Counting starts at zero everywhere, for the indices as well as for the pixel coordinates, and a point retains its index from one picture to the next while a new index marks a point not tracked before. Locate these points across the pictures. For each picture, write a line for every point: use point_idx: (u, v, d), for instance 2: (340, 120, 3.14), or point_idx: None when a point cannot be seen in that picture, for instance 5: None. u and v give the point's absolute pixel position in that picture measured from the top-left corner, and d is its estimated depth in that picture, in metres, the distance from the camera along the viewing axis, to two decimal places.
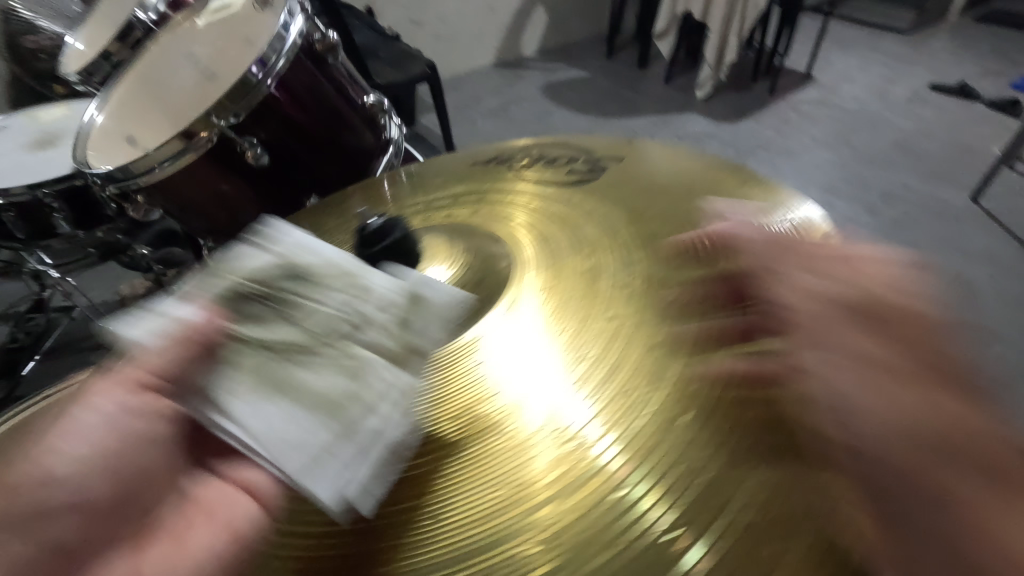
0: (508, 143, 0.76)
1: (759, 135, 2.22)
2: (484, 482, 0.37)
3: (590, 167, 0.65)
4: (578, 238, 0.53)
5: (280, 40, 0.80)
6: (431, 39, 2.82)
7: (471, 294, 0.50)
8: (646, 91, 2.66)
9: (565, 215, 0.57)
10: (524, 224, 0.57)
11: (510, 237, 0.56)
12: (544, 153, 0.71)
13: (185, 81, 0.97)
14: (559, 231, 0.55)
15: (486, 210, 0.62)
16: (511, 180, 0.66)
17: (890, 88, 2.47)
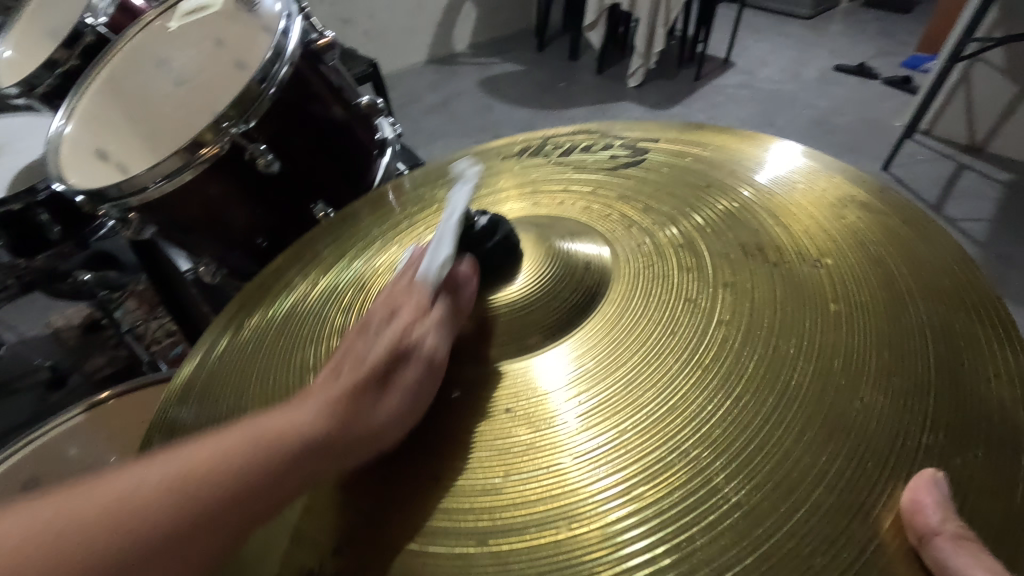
0: (533, 134, 0.75)
1: (691, 119, 2.28)
2: (670, 428, 0.38)
3: (632, 151, 0.66)
4: (657, 217, 0.55)
5: (280, 48, 0.78)
6: (358, 36, 2.73)
7: (547, 290, 0.50)
8: (579, 81, 2.67)
9: (631, 199, 0.58)
10: (596, 215, 0.58)
11: (582, 232, 0.55)
12: (573, 143, 0.71)
13: (173, 93, 0.89)
14: (635, 214, 0.56)
15: (546, 207, 0.61)
16: (550, 174, 0.66)
17: (804, 69, 2.59)
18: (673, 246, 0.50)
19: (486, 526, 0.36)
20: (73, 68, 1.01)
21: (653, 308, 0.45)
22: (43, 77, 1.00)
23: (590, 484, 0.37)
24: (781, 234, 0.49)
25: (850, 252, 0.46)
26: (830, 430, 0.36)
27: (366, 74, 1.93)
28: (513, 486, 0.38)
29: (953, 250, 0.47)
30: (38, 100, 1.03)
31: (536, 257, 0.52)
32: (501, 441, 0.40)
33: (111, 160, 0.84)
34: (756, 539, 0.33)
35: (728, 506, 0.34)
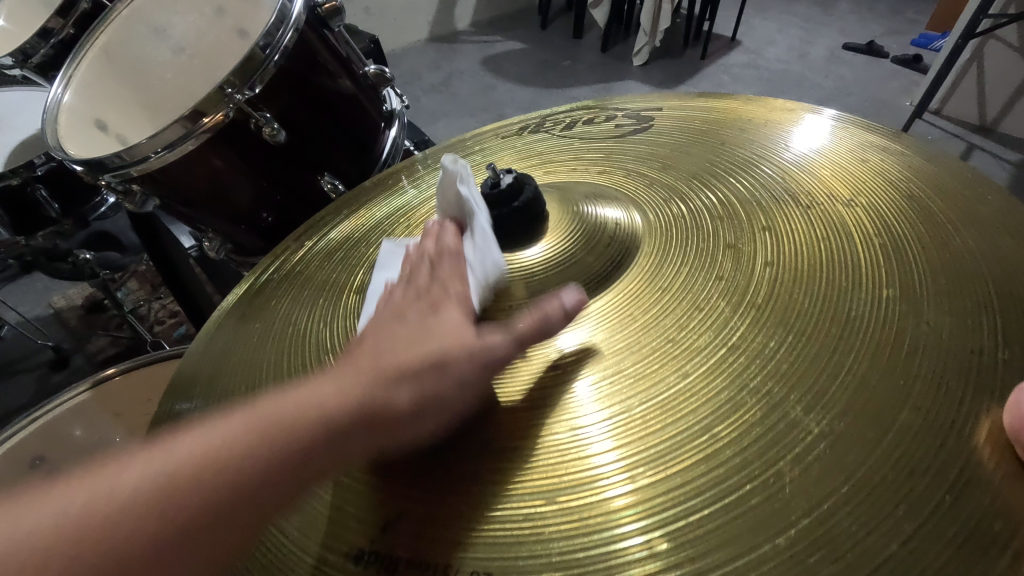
0: (531, 114, 0.73)
1: (697, 97, 2.24)
2: (731, 367, 0.37)
3: (636, 120, 0.64)
4: (676, 175, 0.54)
5: (286, 14, 0.74)
6: (359, 13, 2.68)
7: (577, 260, 0.48)
8: (582, 59, 2.62)
9: (647, 164, 0.56)
10: (617, 181, 0.56)
11: (601, 200, 0.52)
12: (574, 117, 0.69)
13: (174, 62, 0.86)
14: (652, 175, 0.55)
15: (564, 173, 0.60)
16: (562, 146, 0.64)
17: (812, 47, 2.53)
18: (699, 199, 0.50)
19: (552, 483, 0.35)
20: (68, 38, 0.99)
21: (686, 254, 0.45)
22: (38, 46, 0.97)
23: (658, 429, 0.35)
24: (808, 183, 0.48)
25: (876, 195, 0.46)
26: (899, 359, 0.35)
27: (367, 51, 1.88)
28: (574, 443, 0.36)
29: (979, 187, 0.47)
30: (33, 71, 1.01)
31: (560, 218, 0.50)
32: (551, 397, 0.39)
33: (111, 131, 0.81)
34: (851, 459, 0.32)
35: (811, 437, 0.33)
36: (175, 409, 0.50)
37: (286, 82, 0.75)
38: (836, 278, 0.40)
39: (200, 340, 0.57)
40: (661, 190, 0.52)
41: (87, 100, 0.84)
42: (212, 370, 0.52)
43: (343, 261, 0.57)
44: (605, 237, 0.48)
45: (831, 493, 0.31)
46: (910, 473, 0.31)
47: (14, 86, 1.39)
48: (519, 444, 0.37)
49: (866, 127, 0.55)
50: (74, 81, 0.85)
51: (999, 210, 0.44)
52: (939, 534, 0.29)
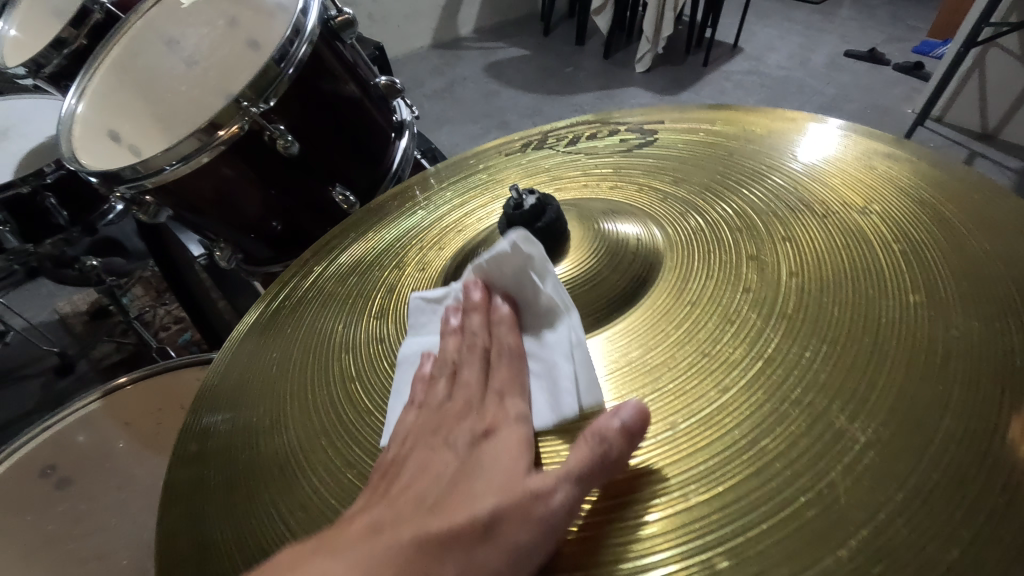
0: (532, 130, 0.73)
1: (701, 104, 2.24)
2: (767, 380, 0.37)
3: (640, 133, 0.65)
4: (688, 188, 0.54)
5: (300, 27, 0.75)
6: (363, 20, 2.69)
7: (602, 282, 0.48)
8: (585, 66, 2.63)
9: (656, 175, 0.57)
10: (626, 194, 0.57)
11: (615, 218, 0.53)
12: (575, 132, 0.70)
13: (186, 73, 0.87)
14: (665, 189, 0.55)
15: (572, 193, 0.60)
16: (570, 163, 0.64)
17: (814, 54, 2.54)
18: (719, 212, 0.50)
19: (600, 506, 0.34)
20: (80, 48, 0.99)
21: (711, 266, 0.45)
22: (51, 56, 0.98)
23: (701, 445, 0.35)
24: (830, 191, 0.48)
25: (897, 200, 0.46)
26: (937, 363, 0.34)
27: (373, 58, 1.89)
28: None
29: (999, 188, 0.47)
30: (45, 81, 1.01)
31: (582, 237, 0.51)
32: (586, 419, 0.38)
33: (123, 141, 0.82)
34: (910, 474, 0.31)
35: (856, 449, 0.32)
36: (207, 420, 0.52)
37: (301, 94, 0.76)
38: (865, 286, 0.40)
39: (225, 352, 0.58)
40: (675, 205, 0.53)
41: (100, 111, 0.85)
42: (243, 381, 0.53)
43: (363, 282, 0.58)
44: (628, 256, 0.49)
45: (889, 505, 0.30)
46: (973, 481, 0.30)
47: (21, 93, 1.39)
48: (559, 469, 0.37)
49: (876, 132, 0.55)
50: (88, 93, 0.87)
51: (1020, 209, 0.44)
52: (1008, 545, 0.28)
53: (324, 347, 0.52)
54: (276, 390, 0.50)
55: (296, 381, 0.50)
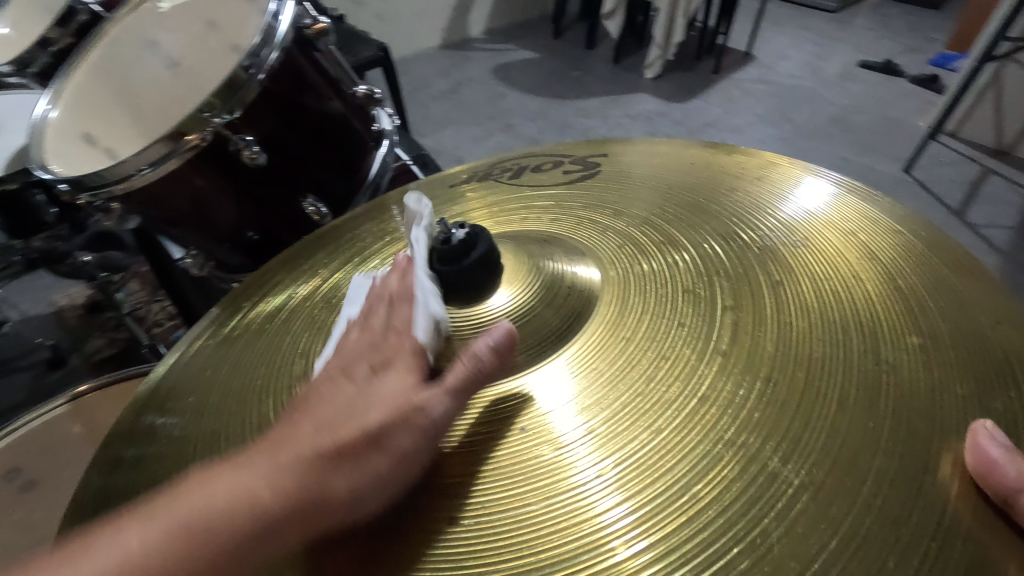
0: (479, 160, 0.71)
1: (708, 113, 2.21)
2: (702, 420, 0.35)
3: (584, 166, 0.64)
4: (629, 221, 0.52)
5: (271, 32, 0.74)
6: (371, 19, 2.68)
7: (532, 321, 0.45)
8: (592, 70, 2.60)
9: (596, 208, 0.56)
10: (564, 224, 0.55)
11: (544, 253, 0.51)
12: (523, 165, 0.67)
13: (165, 77, 0.86)
14: (605, 220, 0.54)
15: (511, 227, 0.57)
16: (514, 194, 0.62)
17: (826, 64, 2.50)
18: (656, 243, 0.49)
19: (540, 561, 0.32)
20: (66, 47, 0.98)
21: (645, 298, 0.43)
22: (36, 55, 0.97)
23: (637, 490, 0.33)
24: (768, 229, 0.47)
25: (829, 233, 0.46)
26: (871, 408, 0.34)
27: (375, 58, 1.88)
28: (561, 508, 0.34)
29: (914, 217, 0.48)
30: (31, 79, 1.00)
31: (516, 270, 0.48)
32: (520, 464, 0.36)
33: (99, 144, 0.81)
34: (845, 526, 0.30)
35: (791, 489, 0.31)
36: (155, 420, 0.47)
37: (270, 102, 0.74)
38: (804, 329, 0.38)
39: (182, 351, 0.53)
40: (612, 237, 0.51)
41: (77, 113, 0.84)
42: (199, 383, 0.49)
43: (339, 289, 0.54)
44: (563, 292, 0.46)
45: (822, 553, 0.29)
46: (903, 531, 0.29)
47: (16, 88, 1.38)
48: (496, 519, 0.34)
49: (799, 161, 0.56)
50: (63, 96, 0.86)
51: (932, 239, 0.46)
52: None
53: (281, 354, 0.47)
54: (234, 398, 0.46)
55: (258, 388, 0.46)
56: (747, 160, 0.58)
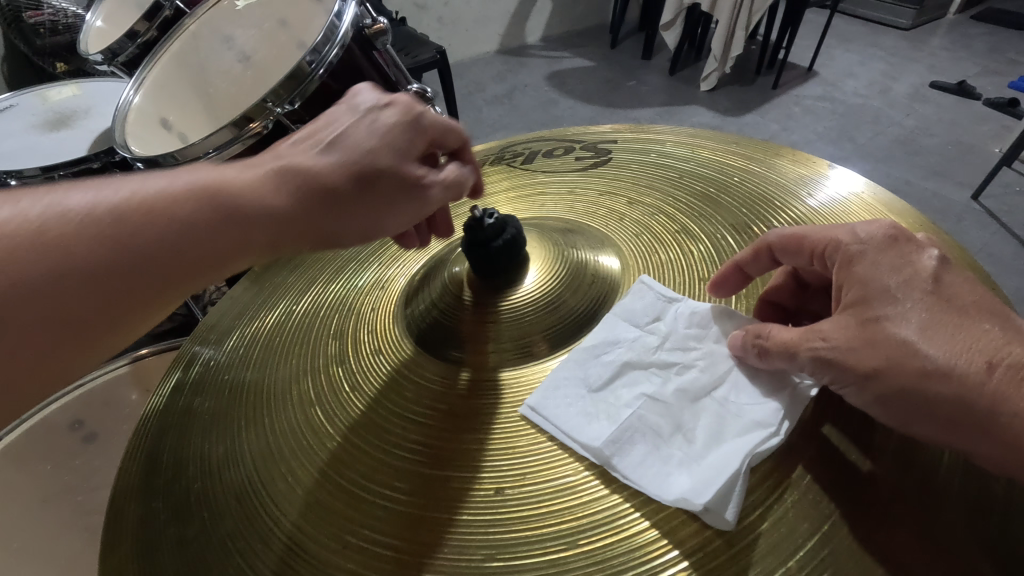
0: (490, 145, 0.72)
1: (764, 128, 2.16)
2: (734, 406, 0.38)
3: (595, 152, 0.65)
4: (642, 210, 0.55)
5: (332, 31, 0.67)
6: (432, 24, 2.76)
7: (577, 304, 0.48)
8: (648, 81, 2.59)
9: (611, 195, 0.58)
10: (583, 212, 0.57)
11: (555, 240, 0.53)
12: (532, 149, 0.69)
13: (232, 68, 0.91)
14: (621, 208, 0.56)
15: (525, 214, 0.59)
16: (530, 179, 0.64)
17: (894, 82, 2.40)
18: (670, 233, 0.51)
19: (581, 526, 0.34)
20: (151, 39, 1.06)
21: (684, 292, 0.46)
22: (126, 46, 1.06)
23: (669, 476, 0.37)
24: (778, 222, 0.50)
25: (831, 223, 0.49)
26: None
27: (433, 61, 1.93)
28: (592, 483, 0.36)
29: (917, 215, 0.51)
30: (119, 68, 1.10)
31: (543, 257, 0.51)
32: (541, 449, 0.38)
33: (172, 128, 0.85)
34: (623, 446, 0.37)
35: (805, 480, 0.35)
36: (202, 364, 0.52)
37: (330, 100, 0.67)
38: None
39: (228, 308, 0.58)
40: (629, 225, 0.53)
41: (153, 99, 0.89)
42: (244, 342, 0.52)
43: (374, 266, 0.56)
44: (585, 282, 0.49)
45: (813, 534, 0.33)
46: (714, 394, 0.39)
47: (104, 77, 1.50)
48: (540, 489, 0.36)
49: (801, 156, 0.59)
50: (145, 84, 0.92)
51: (922, 227, 0.49)
52: (749, 436, 0.36)
53: (327, 320, 0.51)
54: (280, 352, 0.50)
55: (293, 344, 0.50)
56: (769, 156, 0.59)
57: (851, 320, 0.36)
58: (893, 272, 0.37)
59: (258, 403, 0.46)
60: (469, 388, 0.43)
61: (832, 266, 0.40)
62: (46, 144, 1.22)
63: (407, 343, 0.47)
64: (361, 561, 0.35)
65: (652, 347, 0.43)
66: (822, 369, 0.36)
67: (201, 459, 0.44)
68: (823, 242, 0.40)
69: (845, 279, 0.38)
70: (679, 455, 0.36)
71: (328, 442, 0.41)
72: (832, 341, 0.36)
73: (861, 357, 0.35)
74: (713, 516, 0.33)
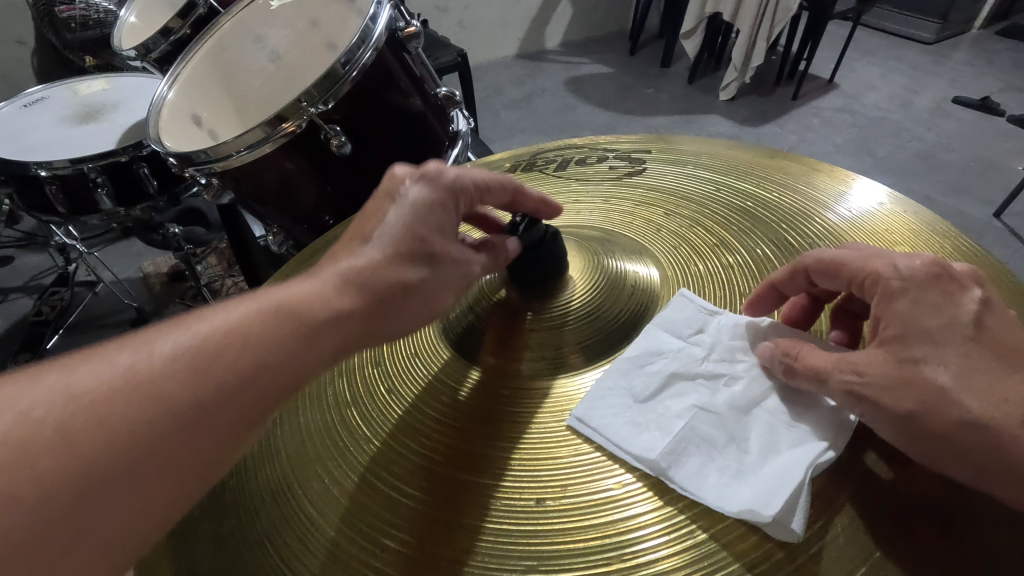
0: (522, 151, 0.73)
1: (784, 139, 2.15)
2: (784, 416, 0.38)
3: (629, 162, 0.65)
4: (679, 222, 0.55)
5: (368, 32, 0.65)
6: (452, 27, 2.77)
7: (617, 316, 0.48)
8: (667, 89, 2.58)
9: (647, 206, 0.58)
10: (619, 221, 0.57)
11: (593, 250, 0.53)
12: (564, 156, 0.69)
13: (264, 67, 0.91)
14: (658, 219, 0.56)
15: (561, 223, 0.59)
16: (564, 187, 0.64)
17: (916, 96, 2.38)
18: (708, 245, 0.51)
19: (625, 541, 0.34)
20: (184, 37, 1.07)
21: (723, 305, 0.46)
22: (159, 43, 1.07)
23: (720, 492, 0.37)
24: (817, 238, 0.50)
25: (872, 240, 0.49)
26: None
27: (454, 64, 1.94)
28: (636, 497, 0.36)
29: (957, 234, 0.51)
30: (152, 64, 1.12)
31: (580, 266, 0.51)
32: (582, 459, 0.38)
33: (205, 126, 0.86)
34: (679, 460, 0.37)
35: (852, 506, 0.35)
36: None
37: (364, 102, 0.65)
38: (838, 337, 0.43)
39: None
40: (667, 238, 0.53)
41: (186, 96, 0.90)
42: None
43: None
44: (625, 293, 0.49)
45: (864, 557, 0.33)
46: (763, 405, 0.39)
47: (134, 72, 1.52)
48: (579, 501, 0.36)
49: (837, 172, 0.59)
50: (178, 80, 0.93)
51: (962, 246, 0.49)
52: (804, 447, 0.36)
53: None
54: None
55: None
56: (805, 171, 0.59)
57: (887, 357, 0.36)
58: (935, 312, 0.36)
59: (294, 403, 0.46)
60: (505, 395, 0.43)
61: (868, 297, 0.39)
62: (76, 138, 1.24)
63: (441, 347, 0.48)
64: (401, 566, 0.35)
65: (699, 359, 0.42)
66: (852, 402, 0.36)
67: (240, 459, 0.44)
68: (862, 273, 0.39)
69: (883, 311, 0.37)
70: (735, 466, 0.36)
71: (365, 445, 0.41)
72: (867, 377, 0.36)
73: (897, 398, 0.35)
74: (777, 528, 0.33)
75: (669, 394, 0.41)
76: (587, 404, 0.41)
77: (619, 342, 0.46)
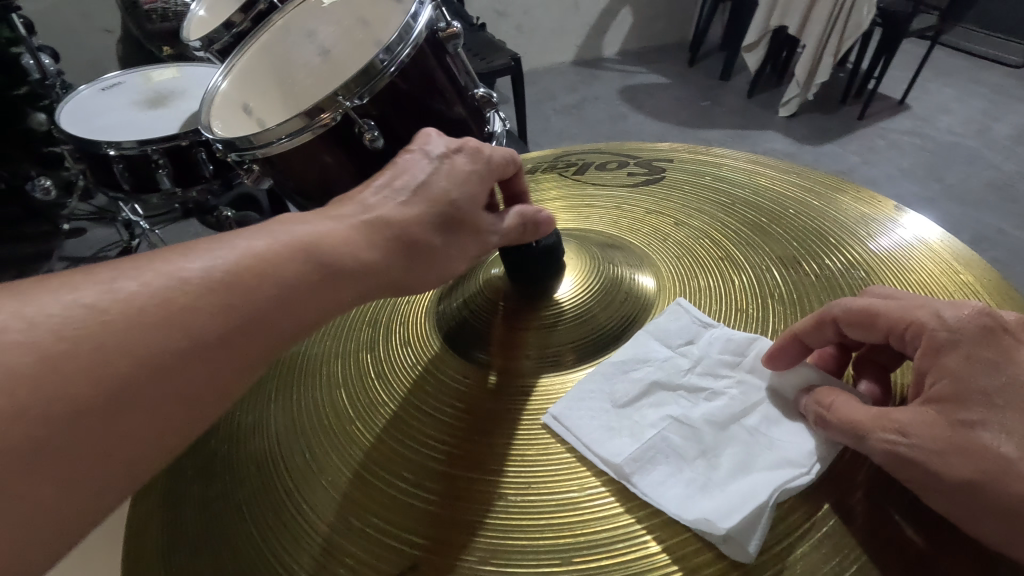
0: (546, 154, 0.73)
1: (843, 160, 2.06)
2: (763, 437, 0.37)
3: (648, 170, 0.64)
4: (688, 233, 0.54)
5: (406, 31, 0.67)
6: (510, 31, 2.80)
7: (610, 322, 0.47)
8: (723, 102, 2.52)
9: (658, 215, 0.57)
10: (627, 228, 0.56)
11: (596, 254, 0.52)
12: (587, 160, 0.69)
13: (314, 61, 0.95)
14: (667, 229, 0.55)
15: (569, 225, 0.59)
16: (581, 190, 0.64)
17: (995, 122, 2.23)
18: (714, 259, 0.50)
19: (581, 543, 0.34)
20: (245, 30, 1.13)
21: (720, 318, 0.45)
22: (222, 36, 1.14)
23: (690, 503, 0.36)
24: (830, 260, 0.48)
25: (886, 267, 0.47)
26: None
27: (506, 67, 1.95)
28: (598, 500, 0.36)
29: (987, 266, 0.48)
30: (214, 55, 1.18)
31: (579, 268, 0.51)
32: (552, 460, 0.38)
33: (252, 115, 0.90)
34: (646, 468, 0.36)
35: (825, 531, 0.33)
36: None
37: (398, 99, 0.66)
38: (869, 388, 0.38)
39: None
40: (673, 248, 0.52)
41: (239, 86, 0.95)
42: None
43: None
44: (620, 300, 0.49)
45: None
46: (743, 423, 0.38)
47: (203, 62, 1.61)
48: (543, 500, 0.36)
49: (867, 195, 0.56)
50: (234, 70, 0.98)
51: (989, 280, 0.45)
52: (778, 471, 0.34)
53: (364, 312, 0.52)
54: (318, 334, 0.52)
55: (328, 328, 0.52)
56: (830, 190, 0.57)
57: (941, 422, 0.32)
58: (991, 372, 0.31)
59: (289, 380, 0.48)
60: (489, 392, 0.43)
61: (911, 348, 0.35)
62: (143, 122, 1.32)
63: (435, 340, 0.48)
64: (365, 546, 0.36)
65: (686, 370, 0.42)
66: (895, 464, 0.32)
67: (232, 428, 0.46)
68: (902, 321, 0.35)
69: (928, 366, 0.33)
70: (702, 478, 0.35)
71: (347, 427, 0.43)
72: (913, 440, 0.32)
73: (949, 463, 0.31)
74: (733, 547, 0.32)
75: (647, 402, 0.40)
76: (565, 406, 0.41)
77: (609, 350, 0.46)
